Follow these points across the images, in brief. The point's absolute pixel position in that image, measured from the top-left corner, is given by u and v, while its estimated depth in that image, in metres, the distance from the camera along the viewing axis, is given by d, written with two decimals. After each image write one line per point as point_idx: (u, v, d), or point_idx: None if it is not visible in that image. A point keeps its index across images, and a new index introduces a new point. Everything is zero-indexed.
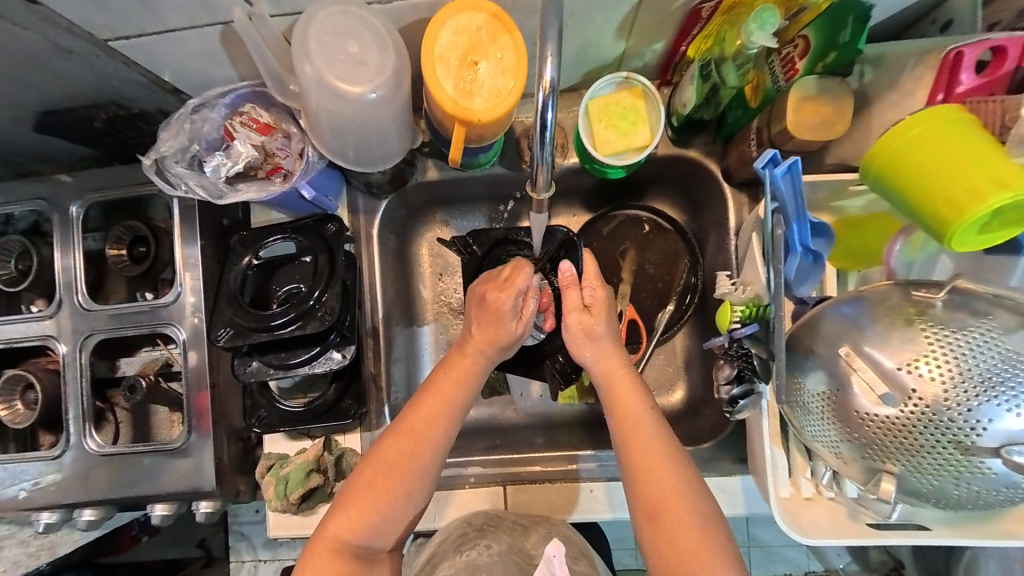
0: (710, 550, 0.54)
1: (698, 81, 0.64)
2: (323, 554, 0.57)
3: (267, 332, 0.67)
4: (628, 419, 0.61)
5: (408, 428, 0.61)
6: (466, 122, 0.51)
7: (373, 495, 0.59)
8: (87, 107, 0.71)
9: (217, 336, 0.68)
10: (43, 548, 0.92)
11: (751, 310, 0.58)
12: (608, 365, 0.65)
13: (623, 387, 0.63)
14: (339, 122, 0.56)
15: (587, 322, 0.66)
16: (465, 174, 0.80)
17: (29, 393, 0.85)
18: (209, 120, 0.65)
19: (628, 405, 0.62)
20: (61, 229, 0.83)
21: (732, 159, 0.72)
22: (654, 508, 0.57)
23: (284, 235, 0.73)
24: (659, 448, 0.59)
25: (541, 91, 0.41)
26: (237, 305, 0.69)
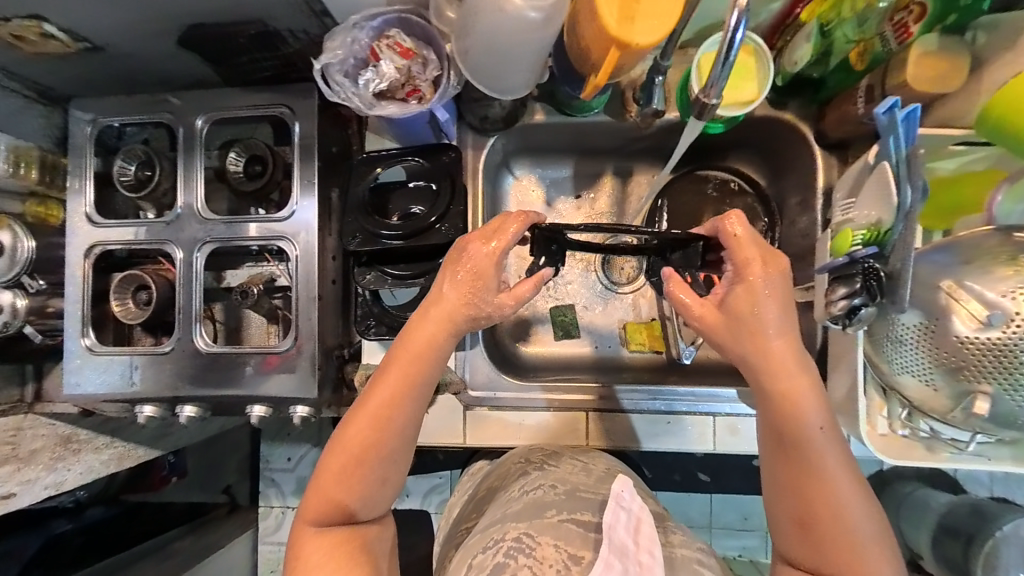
0: (866, 552, 0.56)
1: (816, 39, 0.69)
2: (334, 466, 0.64)
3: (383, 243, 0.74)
4: (795, 420, 0.58)
5: (398, 369, 0.64)
6: (624, 46, 0.56)
7: (345, 468, 0.63)
8: (237, 22, 0.77)
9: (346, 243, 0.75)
10: (113, 459, 1.06)
11: (872, 235, 0.57)
12: (763, 344, 0.59)
13: (797, 387, 0.58)
14: (497, 41, 0.62)
15: (736, 306, 0.59)
16: (570, 119, 0.85)
17: (140, 294, 0.91)
18: (359, 40, 0.70)
19: (796, 401, 0.58)
20: (186, 142, 0.89)
21: (830, 118, 0.77)
22: (815, 514, 0.57)
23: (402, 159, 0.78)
24: (815, 448, 0.58)
25: (735, 13, 0.50)
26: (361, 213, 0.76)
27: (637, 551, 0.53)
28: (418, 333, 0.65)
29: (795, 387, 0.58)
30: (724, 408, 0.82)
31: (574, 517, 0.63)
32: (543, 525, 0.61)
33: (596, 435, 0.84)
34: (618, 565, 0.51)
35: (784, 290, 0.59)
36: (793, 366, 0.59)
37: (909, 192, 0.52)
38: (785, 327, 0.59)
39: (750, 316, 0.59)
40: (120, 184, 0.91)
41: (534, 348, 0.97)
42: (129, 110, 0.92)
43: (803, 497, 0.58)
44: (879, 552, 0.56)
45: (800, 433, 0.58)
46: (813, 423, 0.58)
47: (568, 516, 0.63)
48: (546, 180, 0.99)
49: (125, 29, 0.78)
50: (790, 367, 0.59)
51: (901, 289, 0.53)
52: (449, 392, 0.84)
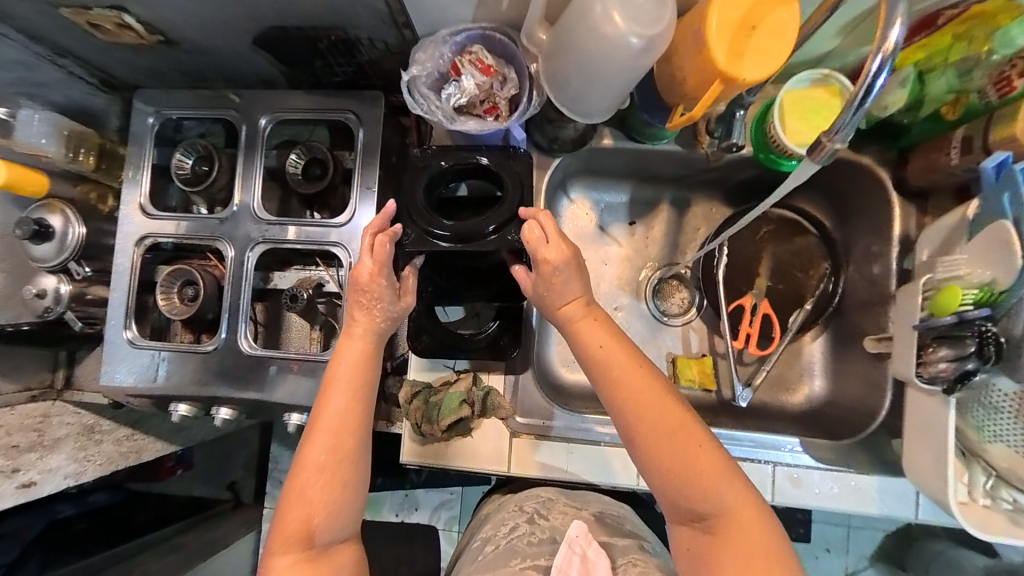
0: (752, 523, 0.57)
1: (910, 84, 0.68)
2: (295, 494, 0.62)
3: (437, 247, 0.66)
4: (658, 411, 0.60)
5: (337, 375, 0.64)
6: (730, 80, 0.55)
7: (307, 491, 0.61)
8: (317, 28, 0.76)
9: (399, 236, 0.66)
10: (133, 450, 1.05)
11: (986, 296, 0.56)
12: (587, 329, 0.64)
13: (643, 381, 0.61)
14: (592, 64, 0.61)
15: (590, 321, 0.64)
16: (639, 146, 0.84)
17: (186, 289, 0.89)
18: (440, 55, 0.70)
19: (649, 394, 0.60)
20: (248, 140, 0.88)
21: (916, 166, 0.74)
22: (679, 482, 0.58)
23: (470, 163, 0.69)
24: (681, 434, 0.59)
25: (880, 53, 0.48)
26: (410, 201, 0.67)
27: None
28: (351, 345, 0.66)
29: (643, 387, 0.61)
30: (785, 456, 0.76)
31: (535, 563, 0.65)
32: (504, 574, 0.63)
33: None
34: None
35: (579, 273, 0.64)
36: (611, 358, 0.62)
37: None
38: (577, 295, 0.65)
39: (550, 286, 0.64)
40: (177, 176, 0.90)
41: (581, 372, 0.91)
42: (193, 104, 0.91)
43: (682, 476, 0.58)
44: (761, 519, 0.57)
45: (663, 421, 0.59)
46: (665, 416, 0.59)
47: (530, 562, 0.65)
48: (599, 204, 0.99)
49: (204, 26, 0.78)
50: (633, 372, 0.61)
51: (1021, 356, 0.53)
52: (494, 416, 0.79)
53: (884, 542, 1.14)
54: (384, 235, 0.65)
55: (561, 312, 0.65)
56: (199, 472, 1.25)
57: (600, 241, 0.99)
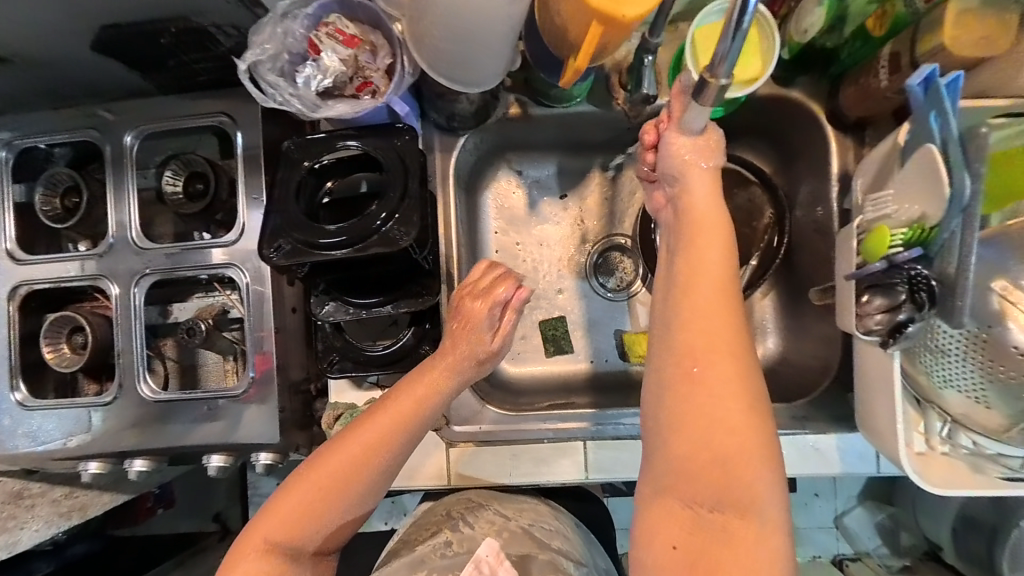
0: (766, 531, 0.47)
1: (829, 2, 0.59)
2: (297, 487, 0.56)
3: (325, 254, 0.56)
4: (704, 331, 0.50)
5: (399, 404, 0.59)
6: (608, 19, 0.46)
7: (301, 505, 0.55)
8: (154, 19, 0.65)
9: (269, 254, 0.56)
10: (75, 509, 0.89)
11: (917, 232, 0.48)
12: (701, 266, 0.52)
13: (715, 304, 0.51)
14: (456, 21, 0.52)
15: (718, 237, 0.54)
16: (549, 111, 0.75)
17: (76, 336, 0.80)
18: (293, 32, 0.60)
19: (711, 317, 0.51)
20: (114, 161, 0.78)
21: (846, 94, 0.67)
22: (688, 405, 0.49)
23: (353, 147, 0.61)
24: (733, 398, 0.49)
25: None
26: (289, 212, 0.58)
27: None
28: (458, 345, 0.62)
29: (712, 305, 0.51)
30: None
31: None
32: None
33: (597, 466, 0.73)
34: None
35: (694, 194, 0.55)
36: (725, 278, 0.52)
37: (968, 177, 0.44)
38: (729, 251, 0.53)
39: (706, 258, 0.53)
40: (44, 214, 0.80)
41: (524, 367, 0.88)
42: (47, 128, 0.80)
43: (690, 407, 0.49)
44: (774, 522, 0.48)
45: (705, 347, 0.50)
46: (712, 344, 0.50)
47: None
48: (528, 178, 0.89)
49: (23, 35, 0.66)
50: (707, 288, 0.52)
51: (958, 299, 0.45)
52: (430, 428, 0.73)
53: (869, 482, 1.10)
54: (504, 283, 0.64)
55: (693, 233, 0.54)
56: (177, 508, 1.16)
57: (532, 220, 0.90)
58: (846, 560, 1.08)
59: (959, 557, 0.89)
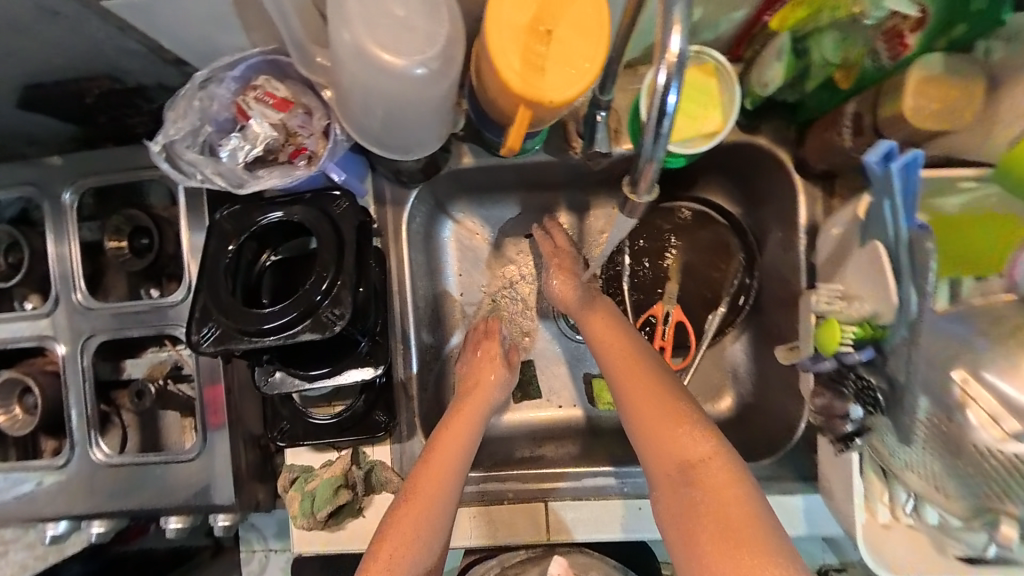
0: None
1: (789, 56, 0.56)
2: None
3: (254, 339, 0.54)
4: (674, 439, 0.55)
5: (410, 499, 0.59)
6: (533, 103, 0.43)
7: None
8: (76, 79, 0.59)
9: (198, 339, 0.54)
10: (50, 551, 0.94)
11: (867, 332, 0.54)
12: (633, 379, 0.60)
13: (660, 409, 0.57)
14: (378, 100, 0.48)
15: (627, 348, 0.63)
16: (504, 160, 0.72)
17: (27, 397, 0.79)
18: (218, 97, 0.56)
19: (674, 429, 0.55)
20: (53, 218, 0.75)
21: (812, 147, 0.63)
22: (703, 504, 0.51)
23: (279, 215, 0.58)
24: (725, 490, 0.51)
25: (662, 67, 0.39)
26: (217, 293, 0.55)
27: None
28: (475, 403, 0.69)
29: (656, 421, 0.57)
30: None
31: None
32: None
33: (558, 527, 0.72)
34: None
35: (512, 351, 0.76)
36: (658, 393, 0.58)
37: (916, 292, 0.48)
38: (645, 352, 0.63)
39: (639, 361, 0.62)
40: None
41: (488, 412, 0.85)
42: None
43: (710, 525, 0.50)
44: None
45: (675, 456, 0.54)
46: (682, 447, 0.54)
47: None
48: (491, 220, 0.85)
49: None
50: (648, 392, 0.59)
51: (903, 408, 0.51)
52: (386, 491, 0.72)
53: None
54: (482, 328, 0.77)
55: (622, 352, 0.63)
56: None
57: (496, 262, 0.86)
58: None
59: None
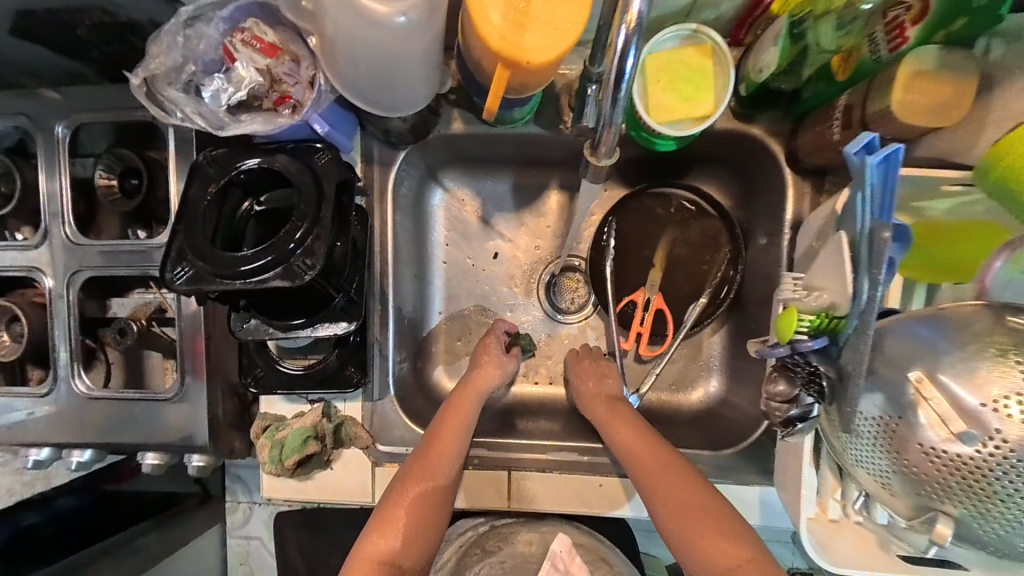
0: None
1: (785, 41, 0.54)
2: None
3: (226, 283, 0.54)
4: (660, 486, 0.61)
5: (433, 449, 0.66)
6: (514, 63, 0.43)
7: (392, 520, 0.62)
8: (69, 10, 0.61)
9: (172, 277, 0.55)
10: (38, 479, 0.92)
11: (823, 321, 0.50)
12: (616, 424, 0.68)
13: (694, 509, 0.59)
14: (360, 49, 0.48)
15: (648, 438, 0.65)
16: (495, 129, 0.72)
17: (15, 326, 0.81)
18: (206, 36, 0.56)
19: (658, 476, 0.61)
20: (46, 151, 0.75)
21: (805, 140, 0.62)
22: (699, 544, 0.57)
23: (259, 163, 0.58)
24: (718, 539, 0.57)
25: (624, 28, 0.39)
26: (193, 235, 0.56)
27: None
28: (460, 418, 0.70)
29: (693, 512, 0.59)
30: None
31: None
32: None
33: (521, 497, 0.73)
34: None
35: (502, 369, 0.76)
36: (690, 486, 0.60)
37: (870, 282, 0.45)
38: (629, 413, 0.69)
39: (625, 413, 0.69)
40: None
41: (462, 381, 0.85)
42: None
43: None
44: None
45: (660, 496, 0.61)
46: (685, 524, 0.58)
47: None
48: (482, 191, 0.85)
49: None
50: (673, 492, 0.60)
51: (846, 397, 0.48)
52: (354, 446, 0.74)
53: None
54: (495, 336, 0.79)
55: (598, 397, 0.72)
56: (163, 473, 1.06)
57: (484, 235, 0.86)
58: None
59: None
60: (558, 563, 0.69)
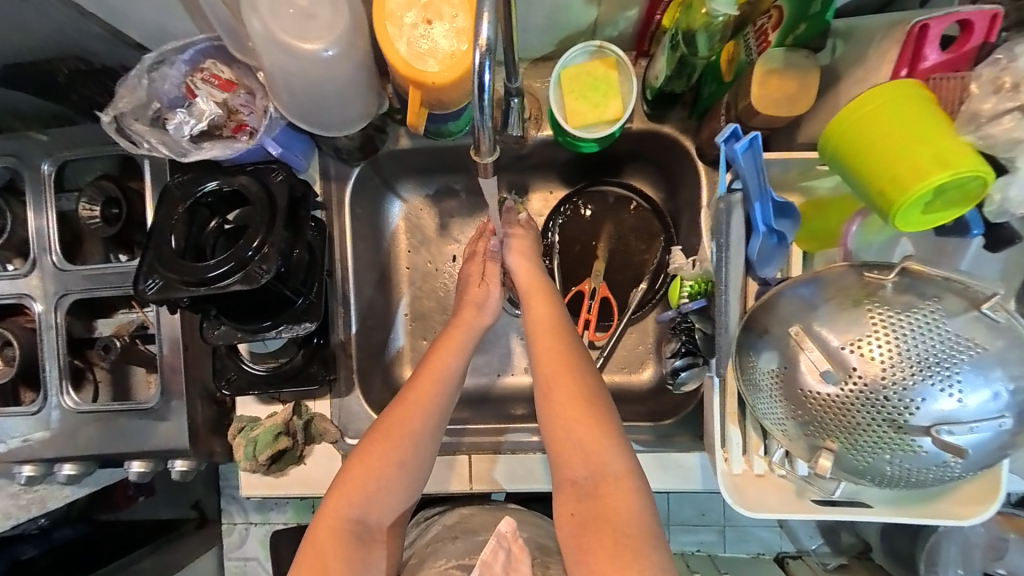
0: (627, 499, 0.60)
1: (668, 51, 0.61)
2: (323, 531, 0.62)
3: (196, 289, 0.61)
4: (554, 365, 0.66)
5: (386, 427, 0.65)
6: (420, 85, 0.51)
7: (370, 467, 0.64)
8: (49, 59, 0.69)
9: (143, 289, 0.62)
10: (34, 501, 0.88)
11: (699, 286, 0.65)
12: (544, 317, 0.69)
13: (585, 423, 0.63)
14: (294, 81, 0.56)
15: (559, 325, 0.69)
16: (437, 142, 0.80)
17: (8, 350, 0.87)
18: (169, 77, 0.64)
19: (555, 354, 0.66)
20: (33, 188, 0.83)
21: (705, 135, 0.70)
22: (563, 414, 0.63)
23: (220, 183, 0.65)
24: (584, 406, 0.63)
25: (477, 49, 0.40)
26: (162, 252, 0.63)
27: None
28: (444, 361, 0.69)
29: (583, 424, 0.63)
30: None
31: (461, 560, 0.68)
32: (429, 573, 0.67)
33: (479, 479, 0.80)
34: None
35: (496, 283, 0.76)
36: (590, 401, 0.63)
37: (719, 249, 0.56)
38: (551, 307, 0.70)
39: (545, 304, 0.70)
40: None
41: None
42: None
43: (585, 510, 0.60)
44: (633, 498, 0.60)
45: (550, 375, 0.65)
46: (561, 401, 0.64)
47: (456, 562, 0.68)
48: (436, 200, 0.92)
49: None
50: (565, 370, 0.65)
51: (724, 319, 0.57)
52: (324, 441, 0.80)
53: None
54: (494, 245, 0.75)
55: (535, 292, 0.71)
56: (161, 495, 1.08)
57: (440, 240, 0.93)
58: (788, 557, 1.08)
59: (884, 559, 0.91)
60: (502, 543, 0.63)
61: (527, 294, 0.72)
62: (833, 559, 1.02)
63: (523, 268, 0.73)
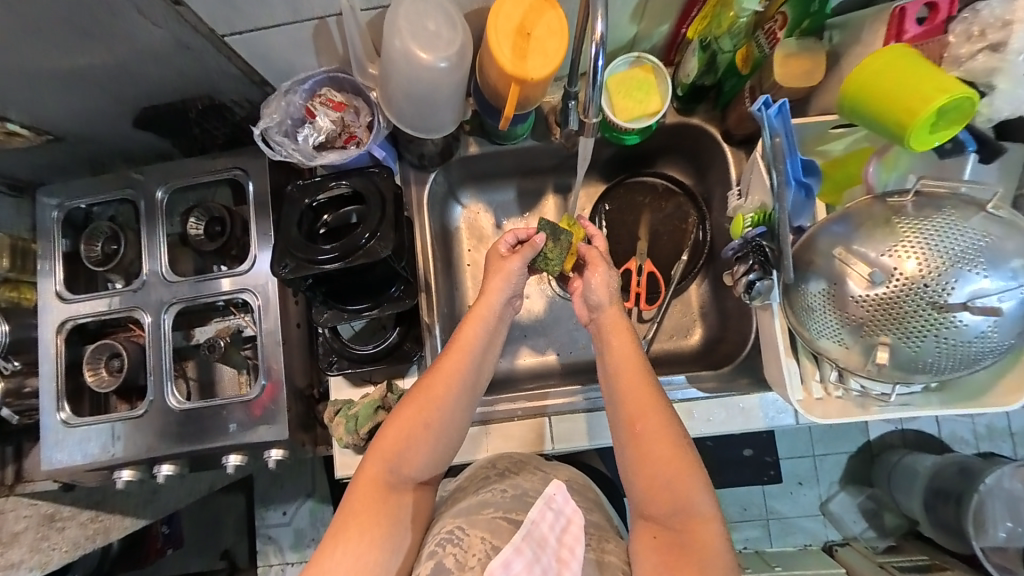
0: (710, 537, 0.62)
1: (699, 53, 0.77)
2: (361, 484, 0.66)
3: (320, 268, 0.71)
4: (641, 400, 0.67)
5: (422, 388, 0.70)
6: (521, 81, 0.66)
7: (404, 425, 0.69)
8: (186, 98, 0.82)
9: (279, 270, 0.72)
10: (99, 532, 1.03)
11: (761, 216, 0.72)
12: (624, 355, 0.71)
13: (673, 464, 0.64)
14: (415, 88, 0.69)
15: (642, 365, 0.70)
16: (502, 146, 0.94)
17: (113, 361, 0.93)
18: (293, 102, 0.78)
19: (641, 392, 0.68)
20: (147, 213, 0.93)
21: (732, 119, 0.85)
22: (649, 448, 0.65)
23: (338, 181, 0.77)
24: (671, 449, 0.65)
25: (594, 44, 0.58)
26: (289, 241, 0.73)
27: (558, 547, 0.56)
28: (470, 334, 0.73)
29: (671, 471, 0.64)
30: (676, 394, 0.86)
31: (508, 514, 0.66)
32: (477, 519, 0.65)
33: (560, 436, 0.88)
34: (530, 551, 0.53)
35: (513, 280, 0.75)
36: (678, 444, 0.65)
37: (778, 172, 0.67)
38: (633, 349, 0.71)
39: (626, 346, 0.71)
40: (88, 260, 0.95)
41: (515, 358, 1.02)
42: (86, 192, 0.94)
43: (666, 537, 0.63)
44: (717, 537, 0.62)
45: (636, 413, 0.67)
46: (645, 435, 0.66)
47: (502, 513, 0.66)
48: (492, 203, 1.05)
49: (79, 116, 0.81)
50: (650, 411, 0.67)
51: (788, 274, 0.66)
52: None
53: (850, 468, 1.27)
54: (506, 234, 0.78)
55: (611, 329, 0.73)
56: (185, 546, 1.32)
57: (499, 237, 1.05)
58: (836, 545, 1.24)
59: (939, 532, 1.12)
60: (551, 506, 0.58)
61: (607, 328, 0.73)
62: (881, 542, 1.24)
63: (602, 302, 0.75)
